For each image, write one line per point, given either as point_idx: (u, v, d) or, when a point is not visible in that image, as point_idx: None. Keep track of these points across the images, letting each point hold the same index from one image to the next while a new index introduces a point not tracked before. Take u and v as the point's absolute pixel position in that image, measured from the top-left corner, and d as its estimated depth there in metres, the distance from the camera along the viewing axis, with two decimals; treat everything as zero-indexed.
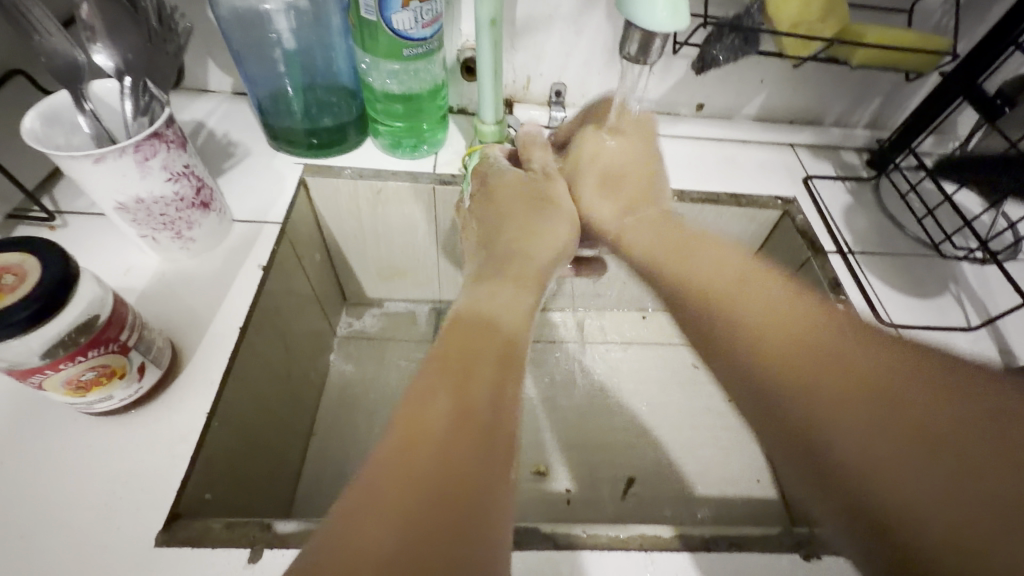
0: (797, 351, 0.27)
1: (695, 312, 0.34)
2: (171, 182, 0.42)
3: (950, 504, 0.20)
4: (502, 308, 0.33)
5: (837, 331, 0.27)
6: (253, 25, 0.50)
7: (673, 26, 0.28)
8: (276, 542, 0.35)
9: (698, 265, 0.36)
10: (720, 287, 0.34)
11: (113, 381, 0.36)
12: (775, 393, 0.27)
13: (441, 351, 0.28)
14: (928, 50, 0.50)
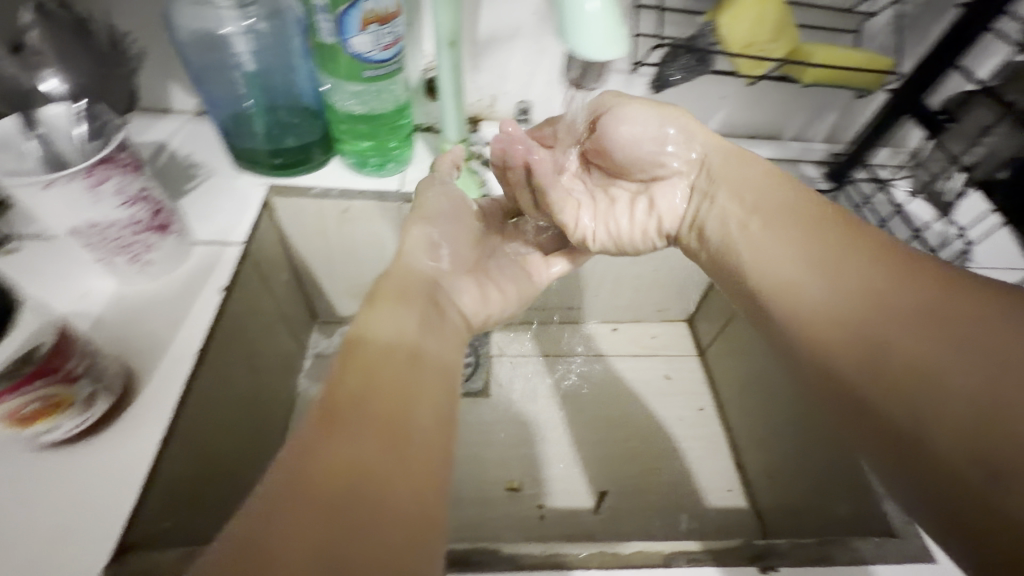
0: (861, 304, 0.35)
1: (772, 247, 0.41)
2: (125, 206, 0.42)
3: (943, 435, 0.29)
4: (394, 324, 0.35)
5: (897, 294, 0.34)
6: (213, 47, 0.50)
7: (611, 56, 0.29)
8: None
9: (782, 212, 0.42)
10: (804, 234, 0.40)
11: (59, 412, 0.35)
12: (838, 326, 0.35)
13: (372, 388, 0.30)
14: (874, 69, 0.52)
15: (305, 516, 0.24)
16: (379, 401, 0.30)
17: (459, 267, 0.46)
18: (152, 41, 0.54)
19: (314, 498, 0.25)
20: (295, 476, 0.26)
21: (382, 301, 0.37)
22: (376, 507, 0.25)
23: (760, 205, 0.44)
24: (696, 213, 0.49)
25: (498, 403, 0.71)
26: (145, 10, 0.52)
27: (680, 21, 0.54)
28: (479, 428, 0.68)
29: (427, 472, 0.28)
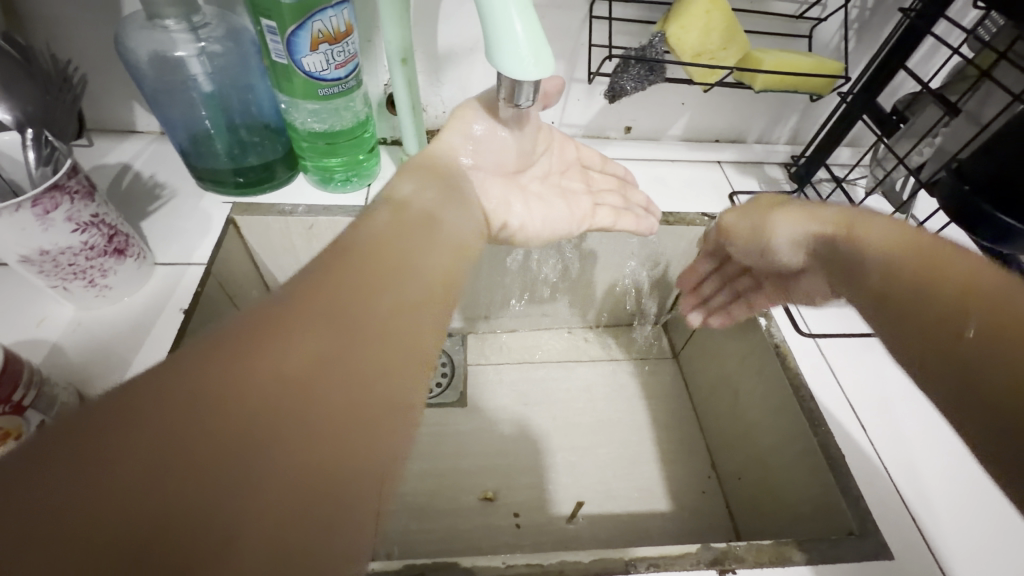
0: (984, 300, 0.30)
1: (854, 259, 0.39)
2: (77, 232, 0.42)
3: None
4: (416, 198, 0.36)
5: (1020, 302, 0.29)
6: (167, 70, 0.50)
7: (537, 75, 0.29)
8: None
9: (873, 235, 0.38)
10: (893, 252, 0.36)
11: (7, 443, 0.35)
12: (937, 327, 0.32)
13: (344, 284, 0.27)
14: (823, 74, 0.53)
15: (220, 426, 0.20)
16: (350, 303, 0.26)
17: (493, 167, 0.46)
18: (108, 65, 0.54)
19: (242, 393, 0.21)
20: (218, 367, 0.21)
21: (411, 172, 0.39)
22: (310, 425, 0.21)
23: (859, 232, 0.39)
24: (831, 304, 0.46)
25: (474, 413, 0.71)
26: (99, 35, 0.52)
27: (632, 31, 0.56)
28: (455, 438, 0.68)
29: (370, 422, 0.23)
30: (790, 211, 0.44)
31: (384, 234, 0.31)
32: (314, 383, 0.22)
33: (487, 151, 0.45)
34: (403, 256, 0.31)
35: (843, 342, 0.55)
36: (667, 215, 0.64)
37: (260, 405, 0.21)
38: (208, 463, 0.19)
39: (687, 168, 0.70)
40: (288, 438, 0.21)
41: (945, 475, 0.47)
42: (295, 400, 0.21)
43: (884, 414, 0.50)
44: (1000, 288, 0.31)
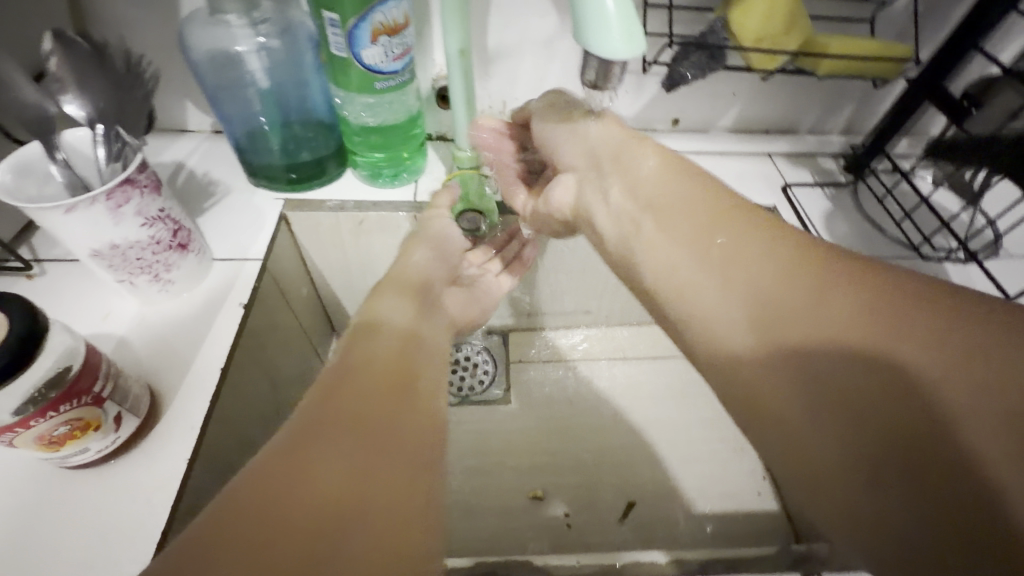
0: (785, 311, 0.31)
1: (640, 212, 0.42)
2: (145, 227, 0.42)
3: (989, 440, 0.22)
4: (393, 312, 0.41)
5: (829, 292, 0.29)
6: (226, 67, 0.50)
7: (628, 54, 0.28)
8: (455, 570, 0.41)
9: (644, 172, 0.43)
10: (665, 198, 0.40)
11: (88, 434, 0.36)
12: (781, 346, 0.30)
13: (341, 386, 0.30)
14: (892, 58, 0.51)
15: (292, 541, 0.22)
16: (355, 401, 0.29)
17: (444, 272, 0.52)
18: (166, 63, 0.55)
19: (292, 509, 0.23)
20: (260, 503, 0.23)
21: (381, 291, 0.44)
22: (370, 502, 0.24)
23: (651, 191, 0.41)
24: (585, 202, 0.48)
25: (519, 411, 0.70)
26: (158, 34, 0.52)
27: (690, 18, 0.54)
28: (499, 435, 0.68)
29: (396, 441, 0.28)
30: (599, 119, 0.47)
31: (359, 338, 0.36)
32: (351, 464, 0.25)
33: (434, 258, 0.52)
34: (379, 355, 0.34)
35: None
36: None
37: (283, 510, 0.23)
38: (292, 534, 0.22)
39: (738, 160, 0.68)
40: (355, 516, 0.24)
41: None
42: (351, 489, 0.24)
43: None
44: (780, 273, 0.32)
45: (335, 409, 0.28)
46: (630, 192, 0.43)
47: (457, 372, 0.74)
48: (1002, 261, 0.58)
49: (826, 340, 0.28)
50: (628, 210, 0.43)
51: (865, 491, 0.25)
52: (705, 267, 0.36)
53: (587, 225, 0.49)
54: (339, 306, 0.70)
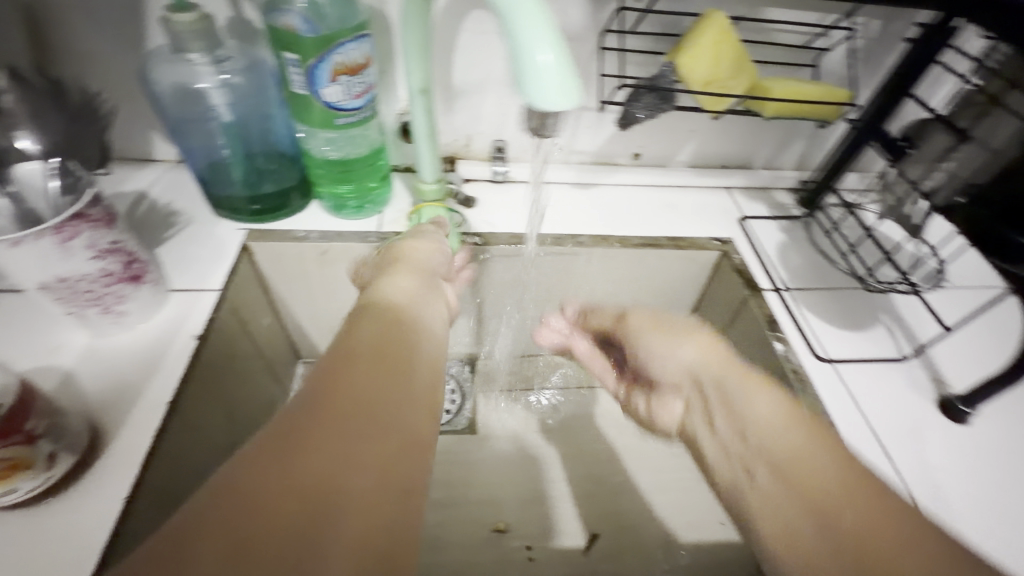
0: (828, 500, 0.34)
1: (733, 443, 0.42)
2: (95, 259, 0.42)
3: None
4: (398, 296, 0.42)
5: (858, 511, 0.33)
6: (189, 101, 0.51)
7: (565, 106, 0.30)
8: None
9: (756, 409, 0.42)
10: (770, 439, 0.40)
11: (18, 474, 0.35)
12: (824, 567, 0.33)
13: (336, 377, 0.30)
14: (831, 102, 0.54)
15: (264, 544, 0.22)
16: (347, 396, 0.29)
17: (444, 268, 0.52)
18: (129, 96, 0.55)
19: (272, 507, 0.23)
20: (240, 497, 0.23)
21: (396, 270, 0.46)
22: (348, 510, 0.24)
23: (757, 433, 0.40)
24: (689, 421, 0.50)
25: (487, 441, 0.70)
26: (122, 68, 0.53)
27: (643, 61, 0.57)
28: (466, 467, 0.67)
29: (362, 459, 0.27)
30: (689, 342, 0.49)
31: (355, 336, 0.35)
32: (337, 463, 0.26)
33: (436, 254, 0.51)
34: (378, 343, 0.35)
35: (863, 368, 0.54)
36: (679, 240, 0.65)
37: (258, 508, 0.23)
38: (243, 555, 0.22)
39: (697, 193, 0.71)
40: (331, 525, 0.23)
41: (977, 509, 0.46)
42: (333, 495, 0.24)
43: (911, 443, 0.49)
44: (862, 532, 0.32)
45: (322, 416, 0.28)
46: (731, 424, 0.43)
47: None
48: (945, 292, 0.60)
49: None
50: (734, 449, 0.42)
51: None
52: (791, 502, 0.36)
53: (692, 443, 0.49)
54: (303, 335, 0.70)
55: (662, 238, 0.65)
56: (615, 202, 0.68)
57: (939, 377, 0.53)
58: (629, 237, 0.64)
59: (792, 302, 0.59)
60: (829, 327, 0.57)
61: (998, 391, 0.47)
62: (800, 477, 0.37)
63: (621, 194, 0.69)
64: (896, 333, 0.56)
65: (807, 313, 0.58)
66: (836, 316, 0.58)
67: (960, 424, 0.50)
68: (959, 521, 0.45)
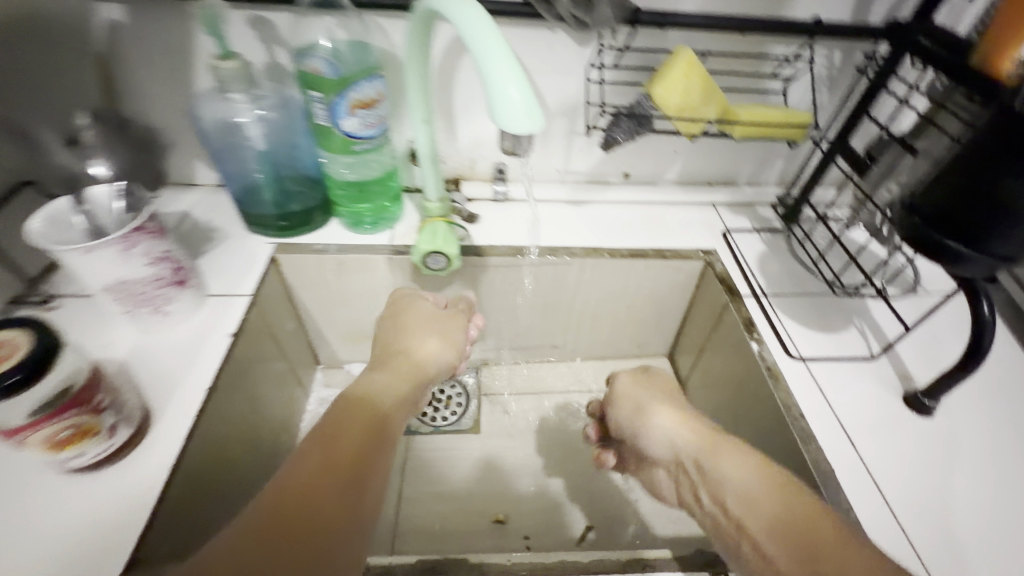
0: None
1: (723, 520, 0.43)
2: (149, 265, 0.50)
3: None
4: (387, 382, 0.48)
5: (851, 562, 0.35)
6: (229, 133, 0.60)
7: (531, 128, 0.39)
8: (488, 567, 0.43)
9: (730, 476, 0.44)
10: (752, 511, 0.41)
11: (86, 439, 0.42)
12: None
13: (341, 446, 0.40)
14: (795, 123, 0.60)
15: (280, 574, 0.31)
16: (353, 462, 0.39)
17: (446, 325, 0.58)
18: (179, 128, 0.64)
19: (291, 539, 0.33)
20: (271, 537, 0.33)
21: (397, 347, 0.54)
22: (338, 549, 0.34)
23: (741, 499, 0.42)
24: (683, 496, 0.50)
25: (488, 440, 0.75)
26: (174, 106, 0.62)
27: (624, 91, 0.64)
28: (469, 463, 0.72)
29: (354, 508, 0.37)
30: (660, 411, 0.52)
31: (358, 408, 0.44)
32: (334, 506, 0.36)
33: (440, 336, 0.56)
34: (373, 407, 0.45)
35: (833, 365, 0.57)
36: (664, 251, 0.70)
37: (284, 542, 0.33)
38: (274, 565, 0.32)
39: (683, 208, 0.76)
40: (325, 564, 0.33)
41: (938, 494, 0.49)
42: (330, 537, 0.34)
43: (877, 435, 0.52)
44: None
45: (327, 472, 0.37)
46: (717, 500, 0.45)
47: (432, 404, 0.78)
48: (917, 297, 0.64)
49: None
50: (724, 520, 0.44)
51: None
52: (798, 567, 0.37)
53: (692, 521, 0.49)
54: (322, 339, 0.77)
55: (649, 250, 0.70)
56: (606, 217, 0.74)
57: (906, 374, 0.57)
58: (618, 249, 0.70)
59: (769, 306, 0.63)
60: (804, 328, 0.61)
61: (955, 385, 0.51)
62: (789, 541, 0.38)
63: (612, 209, 0.75)
64: (867, 334, 0.60)
65: (783, 316, 0.62)
66: (811, 319, 0.62)
67: (924, 419, 0.54)
68: (919, 505, 0.48)
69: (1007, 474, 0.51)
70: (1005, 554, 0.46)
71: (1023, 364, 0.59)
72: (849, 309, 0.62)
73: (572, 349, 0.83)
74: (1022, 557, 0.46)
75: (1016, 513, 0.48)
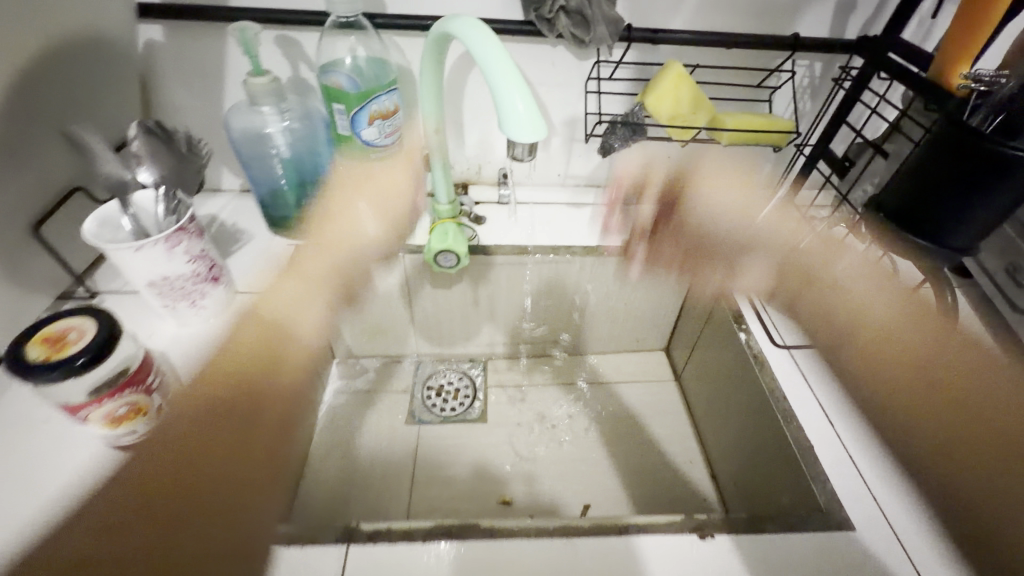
0: (911, 359, 0.57)
1: (827, 304, 0.64)
2: (189, 263, 0.55)
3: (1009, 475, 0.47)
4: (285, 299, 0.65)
5: (936, 338, 0.57)
6: (258, 142, 0.66)
7: (535, 137, 0.44)
8: (491, 532, 0.47)
9: (862, 289, 0.63)
10: (895, 321, 0.60)
11: (138, 417, 0.47)
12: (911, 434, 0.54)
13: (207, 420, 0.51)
14: (779, 130, 0.65)
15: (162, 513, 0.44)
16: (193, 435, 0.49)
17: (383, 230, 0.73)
18: (209, 138, 0.70)
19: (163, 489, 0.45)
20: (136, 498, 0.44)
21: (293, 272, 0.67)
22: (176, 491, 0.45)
23: (891, 313, 0.61)
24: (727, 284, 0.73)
25: (494, 428, 0.79)
26: (209, 117, 0.68)
27: (620, 101, 0.69)
28: (478, 449, 0.77)
29: (203, 464, 0.48)
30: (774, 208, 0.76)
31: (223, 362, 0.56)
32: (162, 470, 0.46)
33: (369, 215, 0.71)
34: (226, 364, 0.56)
35: (814, 353, 0.62)
36: (659, 250, 0.75)
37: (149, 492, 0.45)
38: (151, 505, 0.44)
39: (677, 210, 0.81)
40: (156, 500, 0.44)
41: (910, 468, 0.53)
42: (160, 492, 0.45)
43: (854, 417, 0.57)
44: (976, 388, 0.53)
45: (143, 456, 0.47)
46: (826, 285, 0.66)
47: (442, 395, 0.83)
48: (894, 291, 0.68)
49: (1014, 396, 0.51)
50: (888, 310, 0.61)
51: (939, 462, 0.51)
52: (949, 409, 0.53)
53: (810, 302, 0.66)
54: (338, 334, 0.81)
55: (645, 249, 0.75)
56: (605, 218, 0.79)
57: None
58: (615, 248, 0.75)
59: (756, 300, 0.68)
60: (787, 320, 0.66)
61: None
62: (914, 359, 0.57)
63: (610, 211, 0.80)
64: None
65: (770, 309, 0.67)
66: (795, 311, 0.67)
67: None
68: (893, 478, 0.52)
69: None
70: None
71: None
72: None
73: (574, 344, 0.88)
74: None
75: None
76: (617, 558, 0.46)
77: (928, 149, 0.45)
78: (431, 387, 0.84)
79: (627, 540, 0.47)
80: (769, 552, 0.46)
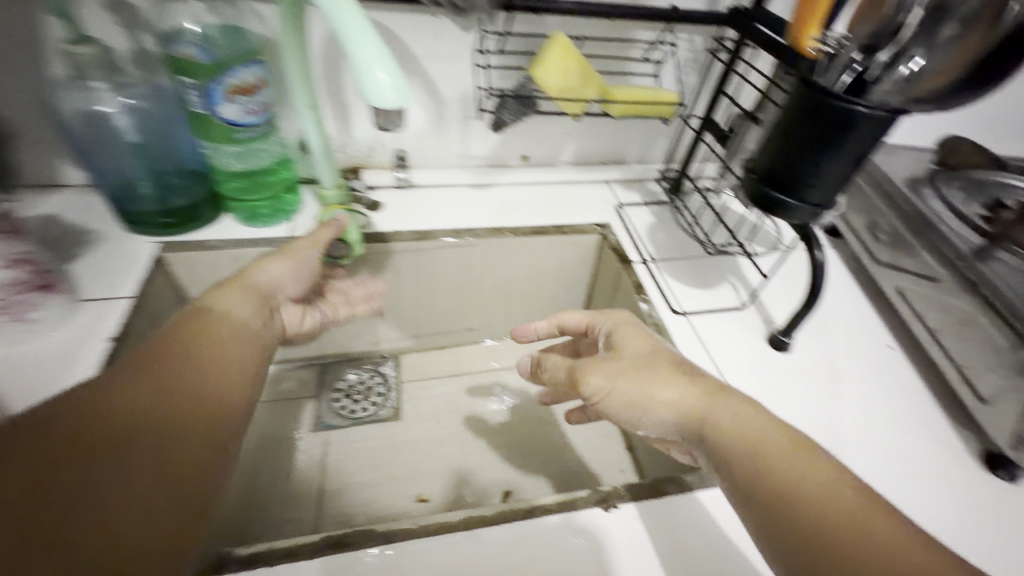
0: (766, 452, 0.38)
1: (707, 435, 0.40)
2: (7, 269, 0.45)
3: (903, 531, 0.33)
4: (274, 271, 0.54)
5: (819, 464, 0.37)
6: (96, 125, 0.56)
7: (397, 100, 0.40)
8: (385, 539, 0.44)
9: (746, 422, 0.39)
10: (764, 440, 0.38)
11: None
12: (784, 496, 0.35)
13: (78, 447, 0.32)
14: (665, 102, 0.65)
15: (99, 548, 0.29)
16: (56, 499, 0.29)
17: None
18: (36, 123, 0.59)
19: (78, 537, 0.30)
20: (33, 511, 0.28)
21: None
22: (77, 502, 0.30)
23: (754, 441, 0.38)
24: None
25: (409, 425, 0.75)
26: (30, 97, 0.57)
27: (508, 74, 0.67)
28: (390, 450, 0.72)
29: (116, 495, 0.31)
30: None
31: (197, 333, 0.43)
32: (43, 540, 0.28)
33: None
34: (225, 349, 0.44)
35: (708, 317, 0.64)
36: (563, 226, 0.74)
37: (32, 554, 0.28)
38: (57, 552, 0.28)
39: (579, 187, 0.80)
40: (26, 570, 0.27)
41: (801, 415, 0.55)
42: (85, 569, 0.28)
43: (750, 374, 0.59)
44: (840, 487, 0.35)
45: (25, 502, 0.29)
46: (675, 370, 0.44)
47: (351, 396, 0.78)
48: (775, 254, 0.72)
49: (826, 463, 0.37)
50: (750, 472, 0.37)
51: (841, 499, 0.34)
52: (817, 485, 0.35)
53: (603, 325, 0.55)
54: None
55: (549, 227, 0.74)
56: (507, 198, 0.76)
57: (768, 318, 0.65)
58: (519, 226, 0.73)
59: (656, 271, 0.69)
60: (686, 288, 0.67)
61: (801, 319, 0.59)
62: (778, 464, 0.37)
63: (512, 190, 0.78)
64: (738, 287, 0.68)
65: (668, 278, 0.68)
66: (691, 278, 0.69)
67: (785, 353, 0.62)
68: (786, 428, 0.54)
69: (853, 391, 0.59)
70: (857, 455, 0.53)
71: (859, 300, 0.69)
72: (721, 266, 0.70)
73: (488, 330, 0.86)
74: (868, 455, 0.53)
75: (863, 422, 0.56)
76: (520, 543, 0.45)
77: (795, 114, 0.47)
78: (339, 389, 0.79)
79: (530, 526, 0.46)
80: (668, 514, 0.47)
